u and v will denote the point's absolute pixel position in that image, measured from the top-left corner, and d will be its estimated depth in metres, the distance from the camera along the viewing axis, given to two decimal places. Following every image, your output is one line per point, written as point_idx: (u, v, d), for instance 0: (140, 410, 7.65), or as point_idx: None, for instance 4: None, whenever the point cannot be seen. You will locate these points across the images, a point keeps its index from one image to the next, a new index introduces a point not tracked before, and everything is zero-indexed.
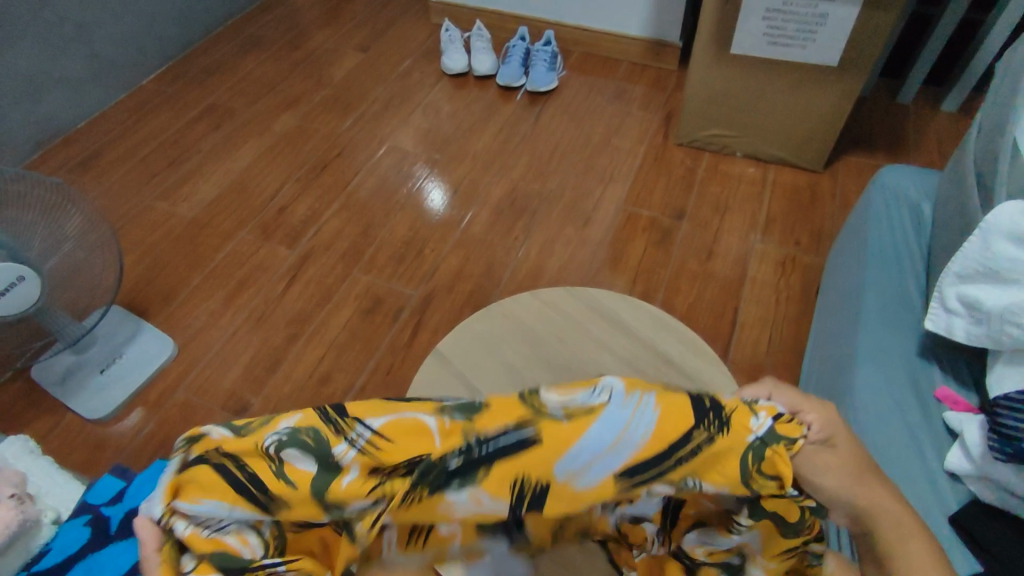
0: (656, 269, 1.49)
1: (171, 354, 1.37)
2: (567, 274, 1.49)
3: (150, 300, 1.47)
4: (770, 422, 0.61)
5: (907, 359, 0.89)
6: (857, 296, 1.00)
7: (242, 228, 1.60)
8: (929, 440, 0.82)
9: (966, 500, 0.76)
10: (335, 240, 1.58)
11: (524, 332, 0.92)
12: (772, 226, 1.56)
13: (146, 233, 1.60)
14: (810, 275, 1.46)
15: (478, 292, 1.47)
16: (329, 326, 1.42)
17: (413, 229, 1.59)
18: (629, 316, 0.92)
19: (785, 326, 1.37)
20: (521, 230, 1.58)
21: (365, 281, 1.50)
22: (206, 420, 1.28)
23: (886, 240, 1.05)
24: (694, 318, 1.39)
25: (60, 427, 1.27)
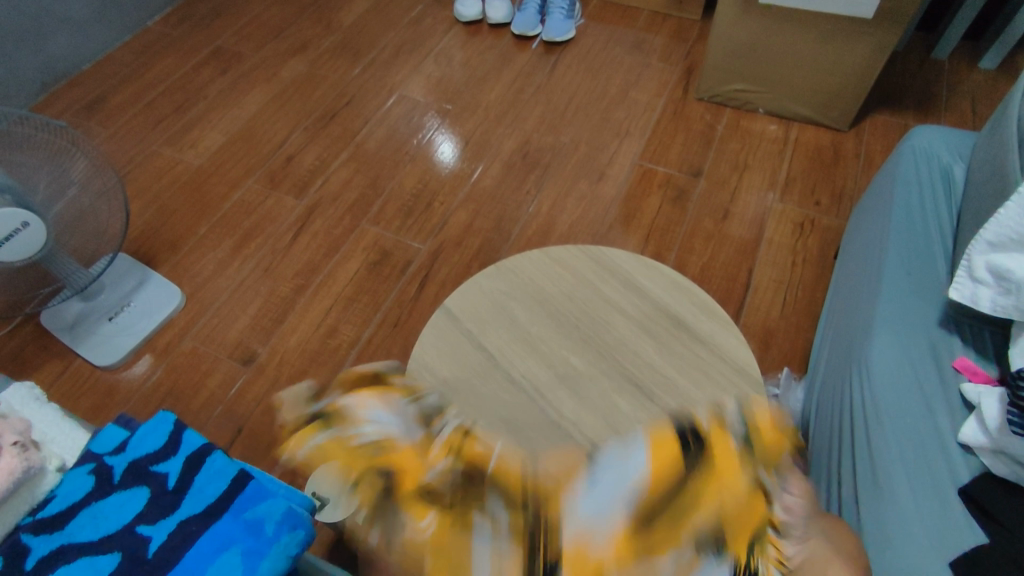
0: (670, 228, 1.45)
1: (179, 303, 1.37)
2: (578, 230, 1.46)
3: (157, 247, 1.46)
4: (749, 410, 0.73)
5: (927, 328, 0.87)
6: (879, 261, 0.97)
7: (249, 176, 1.58)
8: (945, 410, 0.80)
9: (977, 472, 0.75)
10: (343, 191, 1.55)
11: (533, 290, 0.90)
12: (792, 186, 1.51)
13: (152, 179, 1.58)
14: (829, 238, 1.42)
15: (487, 247, 1.44)
16: (336, 278, 1.41)
17: (423, 181, 1.56)
18: (642, 276, 0.90)
19: (799, 289, 1.34)
20: (533, 184, 1.54)
21: (373, 233, 1.47)
22: (214, 368, 1.29)
23: (914, 204, 1.01)
24: (706, 279, 1.36)
25: (71, 371, 1.29)
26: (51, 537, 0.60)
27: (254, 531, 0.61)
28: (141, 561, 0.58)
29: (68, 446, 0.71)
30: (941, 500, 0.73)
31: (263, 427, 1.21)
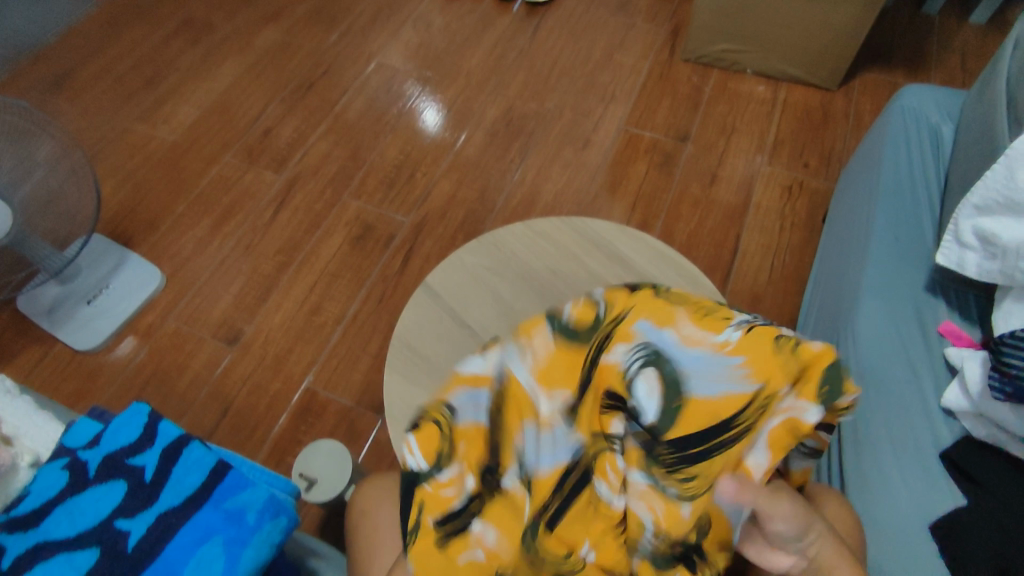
0: (657, 194, 1.43)
1: (160, 284, 1.34)
2: (564, 199, 1.44)
3: (134, 227, 1.43)
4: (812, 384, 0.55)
5: (913, 294, 0.86)
6: (866, 227, 0.95)
7: (225, 151, 1.53)
8: (929, 376, 0.80)
9: (960, 436, 0.76)
10: (322, 165, 1.51)
11: (516, 265, 0.88)
12: (780, 149, 1.49)
13: (125, 157, 1.53)
14: (816, 201, 1.40)
15: (471, 218, 1.42)
16: (319, 255, 1.38)
17: (404, 152, 1.52)
18: (627, 248, 0.88)
19: (787, 254, 1.33)
20: (517, 153, 1.51)
21: (355, 207, 1.44)
22: (198, 349, 1.27)
23: (902, 167, 0.99)
24: (693, 246, 1.35)
25: (51, 356, 1.27)
26: (27, 535, 0.59)
27: (235, 522, 0.62)
28: (121, 555, 0.58)
29: (41, 440, 0.70)
30: (922, 465, 0.74)
31: (250, 407, 1.20)
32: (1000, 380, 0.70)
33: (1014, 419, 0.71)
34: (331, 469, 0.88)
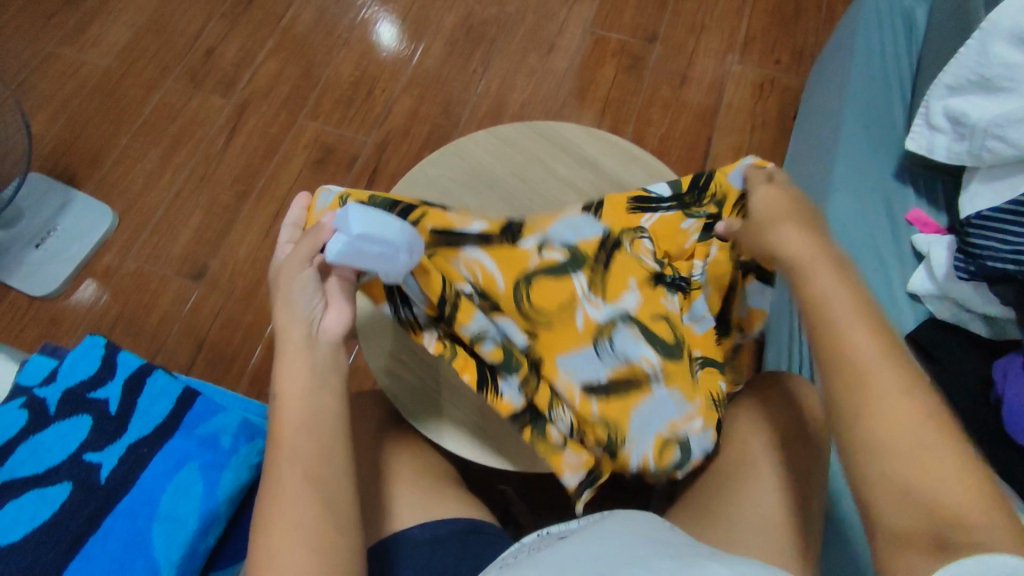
0: (626, 99, 1.39)
1: (113, 222, 1.28)
2: (530, 109, 1.39)
3: (76, 162, 1.34)
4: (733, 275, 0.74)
5: (882, 180, 0.85)
6: (836, 115, 0.93)
7: (167, 74, 1.42)
8: (896, 262, 0.80)
9: (924, 319, 0.76)
10: (274, 84, 1.41)
11: (483, 175, 0.84)
12: (751, 45, 1.44)
13: (56, 86, 1.41)
14: (788, 98, 1.39)
15: (436, 134, 1.36)
16: (280, 180, 1.32)
17: (360, 67, 1.43)
18: (584, 143, 0.86)
19: (759, 154, 1.33)
20: (480, 61, 1.43)
21: (313, 128, 1.37)
22: (163, 287, 1.24)
23: (875, 50, 0.95)
24: (665, 151, 1.35)
25: (9, 304, 1.22)
26: None
27: (208, 445, 0.70)
28: None
29: None
30: None
31: (224, 340, 1.19)
32: (966, 259, 0.70)
33: (977, 298, 0.70)
34: None
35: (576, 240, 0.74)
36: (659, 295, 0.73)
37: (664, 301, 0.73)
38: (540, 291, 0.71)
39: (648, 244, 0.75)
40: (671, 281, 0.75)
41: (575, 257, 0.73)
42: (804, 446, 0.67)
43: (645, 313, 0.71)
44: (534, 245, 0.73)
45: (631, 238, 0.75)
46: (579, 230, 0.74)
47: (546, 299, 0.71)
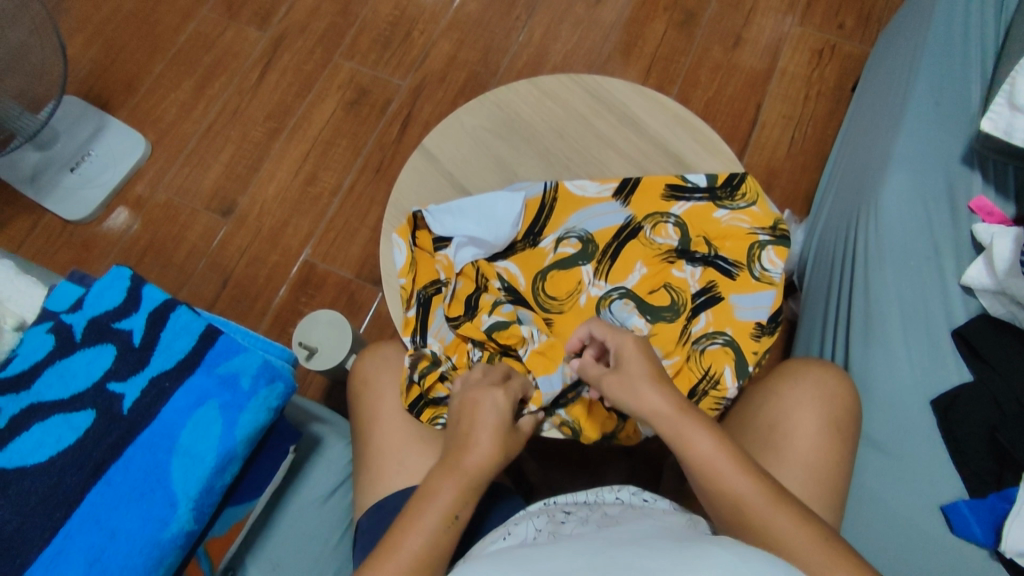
0: (674, 58, 1.32)
1: (145, 150, 1.27)
2: (573, 62, 1.33)
3: (111, 89, 1.33)
4: (768, 262, 0.71)
5: (947, 163, 0.79)
6: (904, 89, 0.86)
7: (203, 3, 1.39)
8: (951, 252, 0.76)
9: (975, 314, 0.73)
10: (311, 19, 1.37)
11: (520, 128, 0.81)
12: (814, 7, 1.34)
13: (92, 8, 1.38)
14: (849, 67, 1.30)
15: (473, 82, 1.32)
16: (312, 119, 1.30)
17: (399, 6, 1.37)
18: (628, 100, 0.81)
19: (810, 125, 1.26)
20: (524, 7, 1.36)
21: (348, 68, 1.33)
22: (192, 221, 1.24)
23: (956, 21, 0.87)
24: (710, 116, 1.28)
25: (43, 226, 1.23)
26: (20, 397, 0.50)
27: None
28: (117, 417, 0.50)
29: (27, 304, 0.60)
30: (931, 340, 0.72)
31: (249, 278, 1.20)
32: None
33: None
34: (332, 340, 0.89)
35: (595, 228, 0.75)
36: (670, 267, 0.74)
37: (675, 272, 0.73)
38: (555, 283, 0.74)
39: (673, 229, 0.75)
40: (701, 256, 0.73)
41: (586, 249, 0.74)
42: (833, 436, 0.64)
43: (643, 289, 0.73)
44: (551, 241, 0.76)
45: (654, 222, 0.75)
46: (604, 215, 0.75)
47: (558, 280, 0.74)
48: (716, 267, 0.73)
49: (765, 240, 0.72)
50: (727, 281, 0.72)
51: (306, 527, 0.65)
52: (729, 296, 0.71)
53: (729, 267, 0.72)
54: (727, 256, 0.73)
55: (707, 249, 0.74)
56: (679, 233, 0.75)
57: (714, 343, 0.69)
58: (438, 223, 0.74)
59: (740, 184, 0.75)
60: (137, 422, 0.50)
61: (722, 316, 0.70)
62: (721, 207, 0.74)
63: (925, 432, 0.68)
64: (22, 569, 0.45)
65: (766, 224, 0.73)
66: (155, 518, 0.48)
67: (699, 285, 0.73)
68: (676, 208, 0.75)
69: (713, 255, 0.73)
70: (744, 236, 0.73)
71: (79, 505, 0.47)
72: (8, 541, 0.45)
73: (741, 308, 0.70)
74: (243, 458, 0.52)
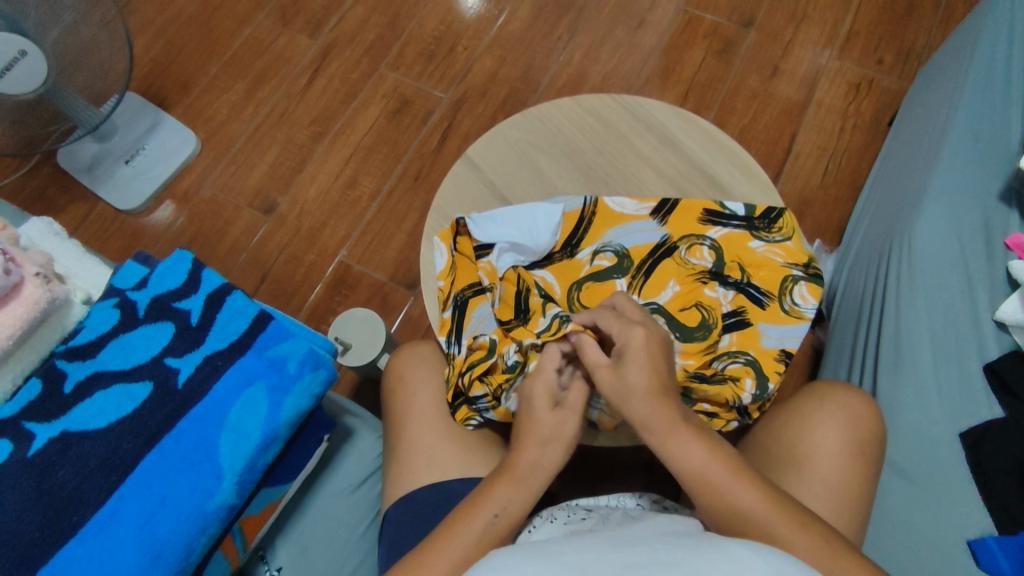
0: (711, 84, 1.34)
1: (196, 147, 1.32)
2: (611, 84, 1.36)
3: (167, 88, 1.39)
4: (802, 295, 0.72)
5: (984, 199, 0.80)
6: (943, 124, 0.87)
7: (259, 11, 1.45)
8: (985, 287, 0.76)
9: (1008, 349, 0.73)
10: (360, 30, 1.42)
11: (561, 142, 0.83)
12: (854, 41, 1.36)
13: (155, 11, 1.46)
14: (886, 101, 1.31)
15: (513, 98, 1.35)
16: (356, 126, 1.34)
17: (445, 22, 1.42)
18: (667, 120, 0.83)
19: (844, 157, 1.27)
20: (566, 28, 1.40)
21: (392, 79, 1.38)
22: (235, 217, 1.28)
23: (998, 61, 0.88)
24: (744, 142, 1.30)
25: (96, 215, 1.28)
26: (86, 364, 0.54)
27: None
28: (172, 391, 0.53)
29: (92, 280, 0.63)
30: (961, 373, 0.72)
31: (286, 275, 1.24)
32: None
33: None
34: (366, 337, 0.91)
35: (631, 244, 0.77)
36: (702, 287, 0.74)
37: (708, 292, 0.74)
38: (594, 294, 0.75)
39: (708, 252, 0.76)
40: (734, 281, 0.74)
41: (622, 264, 0.76)
42: (858, 460, 0.64)
43: (675, 307, 0.74)
44: (587, 253, 0.77)
45: (690, 243, 0.76)
46: (638, 232, 0.77)
47: (593, 293, 0.75)
48: (748, 293, 0.73)
49: (799, 275, 0.73)
50: (758, 307, 0.73)
51: (335, 513, 0.67)
52: (758, 322, 0.72)
53: (760, 296, 0.73)
54: (760, 284, 0.73)
55: (741, 275, 0.74)
56: (715, 256, 0.76)
57: (736, 362, 0.70)
58: (479, 227, 0.75)
59: (779, 217, 0.76)
60: (190, 397, 0.53)
61: (747, 340, 0.71)
62: (757, 238, 0.75)
63: (952, 464, 0.68)
64: (78, 527, 0.48)
65: (801, 261, 0.74)
66: (201, 488, 0.51)
67: (730, 307, 0.73)
68: (713, 232, 0.76)
69: (745, 281, 0.74)
70: (779, 269, 0.73)
71: (132, 471, 0.50)
72: (66, 499, 0.48)
73: (770, 333, 0.71)
74: (285, 439, 0.55)
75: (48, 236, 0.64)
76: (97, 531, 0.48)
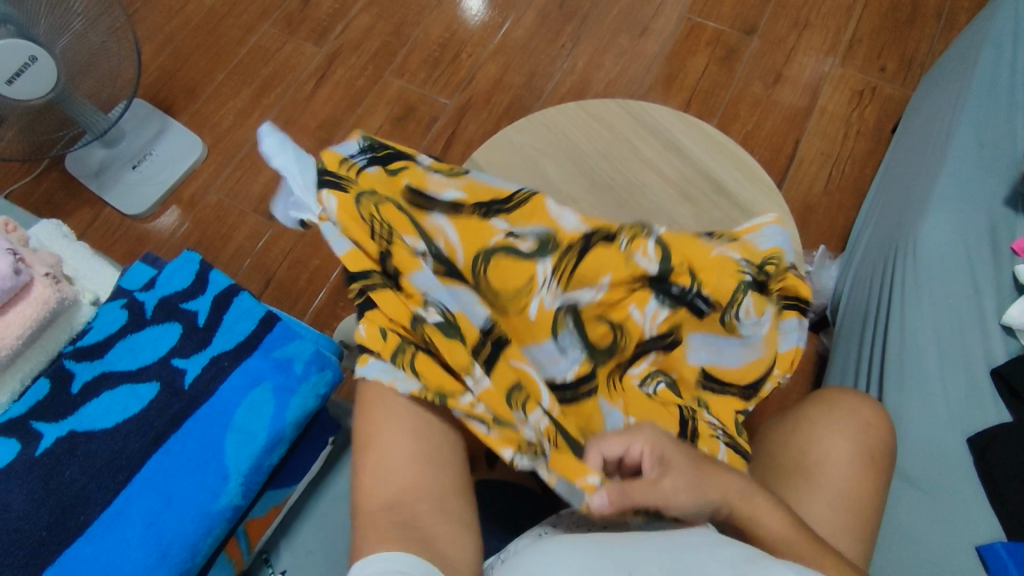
0: (714, 92, 1.35)
1: (201, 154, 1.33)
2: (614, 91, 1.36)
3: (174, 94, 1.40)
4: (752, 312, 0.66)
5: (990, 203, 0.80)
6: (947, 130, 0.87)
7: (265, 19, 1.46)
8: (992, 291, 0.76)
9: (1016, 354, 0.72)
10: (365, 38, 1.43)
11: (566, 147, 0.84)
12: (856, 48, 1.36)
13: (163, 19, 1.47)
14: (889, 108, 1.31)
15: (517, 105, 1.36)
16: (360, 132, 1.35)
17: (450, 29, 1.43)
18: (672, 125, 0.84)
19: (848, 163, 1.28)
20: (569, 36, 1.41)
21: (397, 86, 1.39)
22: (240, 222, 1.29)
23: (1002, 67, 0.88)
24: (748, 149, 1.30)
25: (101, 220, 1.29)
26: (93, 365, 0.54)
27: None
28: (179, 391, 0.53)
29: (100, 282, 0.64)
30: (968, 377, 0.72)
31: (291, 280, 1.24)
32: None
33: None
34: None
35: (565, 227, 0.67)
36: (633, 300, 0.68)
37: (636, 310, 0.68)
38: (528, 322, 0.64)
39: (653, 248, 0.67)
40: (680, 289, 0.67)
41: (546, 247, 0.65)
42: (865, 465, 0.64)
43: (591, 315, 0.66)
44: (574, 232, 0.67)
45: (632, 235, 0.67)
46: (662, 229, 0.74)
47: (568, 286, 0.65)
48: (693, 301, 0.67)
49: (749, 282, 0.67)
50: (700, 321, 0.68)
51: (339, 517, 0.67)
52: (694, 337, 0.69)
53: (704, 305, 0.67)
54: (707, 293, 0.67)
55: (691, 282, 0.67)
56: (659, 255, 0.67)
57: (660, 383, 0.69)
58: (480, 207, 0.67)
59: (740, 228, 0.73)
60: (197, 397, 0.53)
61: (672, 360, 0.70)
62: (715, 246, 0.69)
63: (961, 470, 0.68)
64: (85, 526, 0.48)
65: (756, 260, 0.69)
66: (208, 489, 0.50)
67: (658, 331, 0.68)
68: (654, 237, 0.68)
69: (694, 291, 0.67)
70: (732, 268, 0.67)
71: (140, 471, 0.50)
72: (74, 499, 0.48)
73: (715, 354, 0.69)
74: (291, 440, 0.55)
75: (57, 238, 0.65)
76: (103, 531, 0.48)
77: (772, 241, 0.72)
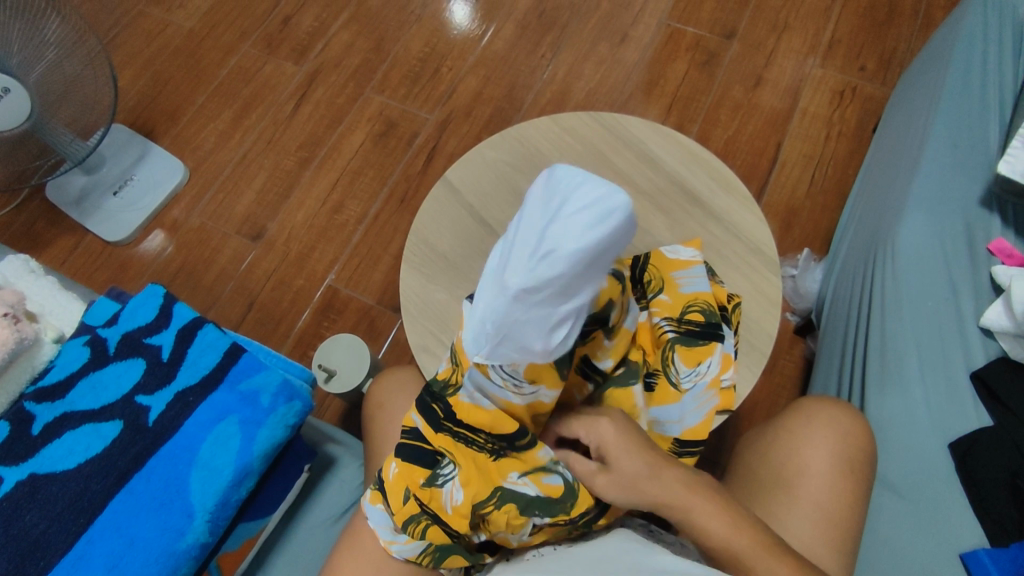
0: (695, 97, 1.35)
1: (183, 177, 1.33)
2: (595, 100, 1.36)
3: (155, 119, 1.40)
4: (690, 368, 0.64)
5: (965, 205, 0.79)
6: (922, 131, 0.87)
7: (245, 40, 1.46)
8: (970, 293, 0.75)
9: (995, 357, 0.72)
10: (345, 56, 1.43)
11: (539, 162, 0.83)
12: (835, 49, 1.37)
13: (142, 44, 1.47)
14: (870, 108, 1.31)
15: (498, 118, 1.36)
16: (342, 150, 1.35)
17: (429, 44, 1.43)
18: (645, 137, 0.83)
19: (830, 165, 1.27)
20: (549, 46, 1.41)
21: (378, 102, 1.39)
22: (223, 244, 1.29)
23: (974, 66, 0.88)
24: (730, 154, 1.30)
25: (83, 247, 1.29)
26: (54, 405, 0.54)
27: None
28: (142, 429, 0.53)
29: (65, 317, 0.63)
30: (949, 382, 0.71)
31: (274, 301, 1.24)
32: None
33: None
34: (351, 364, 0.91)
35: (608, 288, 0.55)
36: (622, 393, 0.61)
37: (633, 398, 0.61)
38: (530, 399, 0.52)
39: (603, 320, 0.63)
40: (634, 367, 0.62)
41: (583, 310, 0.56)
42: (845, 476, 0.63)
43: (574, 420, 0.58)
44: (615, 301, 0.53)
45: None
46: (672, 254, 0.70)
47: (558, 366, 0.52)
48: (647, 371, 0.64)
49: (672, 337, 0.65)
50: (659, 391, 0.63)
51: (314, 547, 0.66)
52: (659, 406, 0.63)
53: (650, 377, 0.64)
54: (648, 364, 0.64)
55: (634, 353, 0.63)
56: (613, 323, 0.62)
57: None
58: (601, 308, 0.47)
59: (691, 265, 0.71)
60: (161, 433, 0.53)
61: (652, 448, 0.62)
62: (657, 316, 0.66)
63: (942, 476, 0.67)
64: (47, 568, 0.48)
65: (676, 314, 0.66)
66: (171, 528, 0.50)
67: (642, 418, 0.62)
68: None
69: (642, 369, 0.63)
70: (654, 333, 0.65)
71: (101, 513, 0.50)
72: (34, 544, 0.48)
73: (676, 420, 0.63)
74: (258, 474, 0.54)
75: (22, 273, 0.64)
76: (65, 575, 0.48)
77: (697, 283, 0.68)
